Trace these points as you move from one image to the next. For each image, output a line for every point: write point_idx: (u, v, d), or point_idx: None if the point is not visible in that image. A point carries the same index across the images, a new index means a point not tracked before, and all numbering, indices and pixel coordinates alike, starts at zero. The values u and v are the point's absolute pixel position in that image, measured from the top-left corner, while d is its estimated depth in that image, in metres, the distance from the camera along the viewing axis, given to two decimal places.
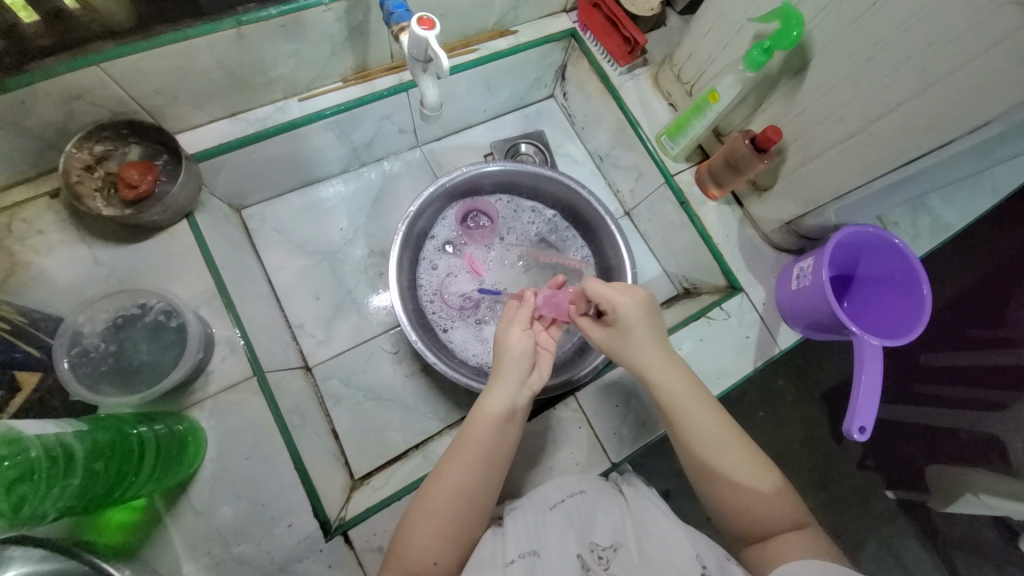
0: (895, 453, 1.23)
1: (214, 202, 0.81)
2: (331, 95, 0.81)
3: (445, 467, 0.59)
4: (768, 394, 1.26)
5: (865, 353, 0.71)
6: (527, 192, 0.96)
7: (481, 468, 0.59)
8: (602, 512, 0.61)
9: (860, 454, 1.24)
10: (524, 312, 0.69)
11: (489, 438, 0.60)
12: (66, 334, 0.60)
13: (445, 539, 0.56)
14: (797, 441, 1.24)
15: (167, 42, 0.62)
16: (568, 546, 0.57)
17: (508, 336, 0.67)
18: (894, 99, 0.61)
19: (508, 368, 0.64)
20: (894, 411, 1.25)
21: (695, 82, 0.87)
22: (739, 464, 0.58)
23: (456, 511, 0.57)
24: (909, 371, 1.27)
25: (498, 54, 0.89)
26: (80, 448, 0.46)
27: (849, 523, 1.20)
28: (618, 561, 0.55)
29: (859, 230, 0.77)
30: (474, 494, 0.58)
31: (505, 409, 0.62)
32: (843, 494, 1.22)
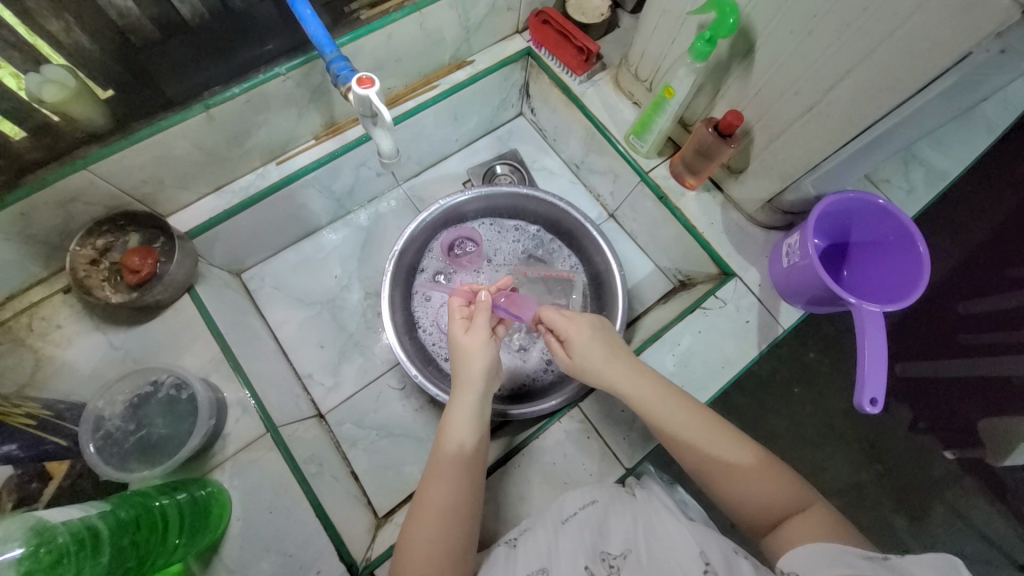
0: (940, 414, 1.17)
1: (214, 272, 0.86)
2: (306, 153, 0.86)
3: (427, 488, 0.63)
4: (793, 372, 1.23)
5: (865, 321, 0.69)
6: (508, 212, 0.98)
7: (458, 480, 0.63)
8: (613, 522, 0.63)
9: (911, 419, 1.18)
10: (483, 317, 0.71)
11: (460, 448, 0.65)
12: (89, 419, 0.64)
13: (441, 559, 0.58)
14: (829, 416, 1.20)
15: (144, 136, 0.67)
16: (579, 557, 0.59)
17: (467, 350, 0.70)
18: (844, 66, 0.60)
19: (465, 380, 0.69)
20: (931, 371, 1.19)
21: (653, 78, 0.88)
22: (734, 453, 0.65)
23: (446, 526, 0.60)
24: (942, 324, 1.22)
25: (459, 86, 0.92)
26: (105, 526, 0.49)
27: (901, 495, 1.15)
28: (628, 568, 0.57)
29: (841, 198, 0.76)
30: (458, 507, 0.61)
31: (469, 420, 0.68)
32: (892, 465, 1.16)
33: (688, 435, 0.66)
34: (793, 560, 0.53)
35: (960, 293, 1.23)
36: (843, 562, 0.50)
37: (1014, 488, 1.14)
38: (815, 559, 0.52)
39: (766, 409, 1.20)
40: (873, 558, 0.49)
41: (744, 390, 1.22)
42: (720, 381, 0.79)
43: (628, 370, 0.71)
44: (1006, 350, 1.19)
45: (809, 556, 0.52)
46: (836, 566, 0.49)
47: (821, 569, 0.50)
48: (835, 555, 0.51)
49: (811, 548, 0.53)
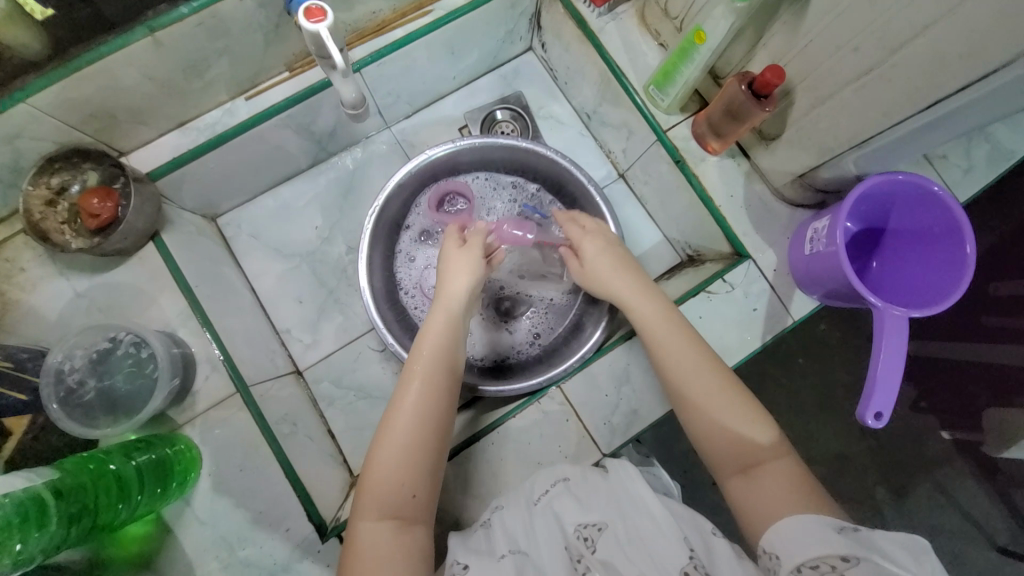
0: (945, 406, 1.12)
1: (186, 216, 0.80)
2: (278, 88, 0.76)
3: (403, 395, 0.61)
4: (803, 353, 1.16)
5: (885, 327, 0.61)
6: (506, 166, 0.88)
7: (435, 395, 0.61)
8: (588, 494, 0.62)
9: (912, 407, 1.13)
10: (478, 240, 0.71)
11: (441, 359, 0.63)
12: (49, 372, 0.62)
13: (413, 470, 0.58)
14: (830, 386, 1.15)
15: (84, 64, 0.59)
16: (556, 539, 0.58)
17: (450, 269, 0.69)
18: (920, 21, 0.48)
19: (446, 294, 0.67)
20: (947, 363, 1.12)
21: (684, 17, 0.73)
22: (725, 393, 0.61)
23: (419, 435, 0.59)
24: (967, 309, 1.12)
25: (457, 12, 0.79)
26: (52, 495, 0.49)
27: (890, 480, 1.12)
28: (603, 541, 0.56)
29: (887, 181, 0.65)
30: (432, 422, 0.60)
31: (450, 335, 0.65)
32: (886, 451, 1.13)
33: (684, 368, 0.63)
34: (777, 540, 0.51)
35: (998, 283, 1.12)
36: (819, 539, 0.48)
37: (1006, 473, 1.11)
38: (795, 538, 0.50)
39: (765, 386, 1.16)
40: (844, 531, 0.48)
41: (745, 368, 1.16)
42: None
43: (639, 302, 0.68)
44: None
45: (790, 535, 0.50)
46: (817, 546, 0.47)
47: (800, 552, 0.48)
48: (811, 529, 0.49)
49: (795, 525, 0.51)
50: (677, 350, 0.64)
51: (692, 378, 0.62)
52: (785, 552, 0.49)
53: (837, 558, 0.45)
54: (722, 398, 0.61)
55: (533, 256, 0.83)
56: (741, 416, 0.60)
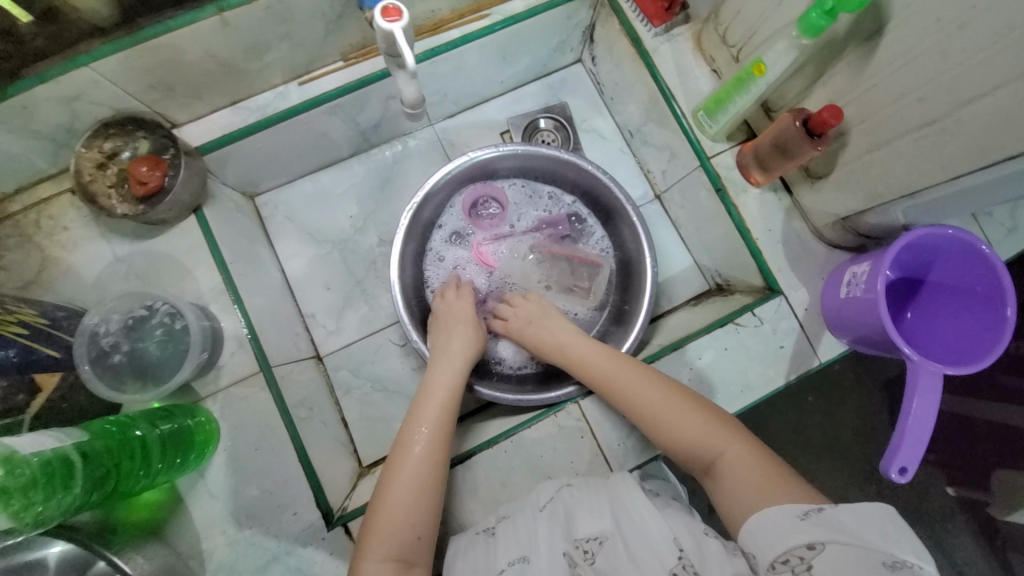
0: (959, 463, 1.10)
1: (226, 192, 0.81)
2: (331, 76, 0.76)
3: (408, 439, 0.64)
4: (819, 393, 1.15)
5: (918, 383, 0.60)
6: (545, 176, 0.89)
7: (437, 430, 0.64)
8: (588, 503, 0.61)
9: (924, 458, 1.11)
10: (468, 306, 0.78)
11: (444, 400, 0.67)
12: (84, 334, 0.63)
13: (422, 511, 0.59)
14: (839, 428, 1.13)
15: (150, 36, 0.61)
16: (555, 545, 0.59)
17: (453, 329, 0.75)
18: (994, 79, 0.47)
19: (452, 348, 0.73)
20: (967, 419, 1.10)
21: (742, 46, 0.73)
22: (671, 407, 0.64)
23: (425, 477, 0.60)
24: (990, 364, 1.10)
25: (514, 19, 0.79)
26: (78, 457, 0.50)
27: None
28: (603, 554, 0.56)
29: (936, 233, 0.64)
30: (434, 455, 0.62)
31: (448, 382, 0.69)
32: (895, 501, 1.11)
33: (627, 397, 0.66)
34: (749, 537, 0.51)
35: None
36: (787, 530, 0.49)
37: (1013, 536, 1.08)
38: (763, 533, 0.50)
39: (777, 421, 1.14)
40: (807, 515, 0.49)
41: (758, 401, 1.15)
42: (736, 405, 0.73)
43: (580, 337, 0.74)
44: None
45: (759, 530, 0.51)
46: (784, 540, 0.48)
47: (769, 547, 0.48)
48: (776, 519, 0.50)
49: (763, 515, 0.51)
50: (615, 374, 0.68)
51: (633, 398, 0.66)
52: (758, 550, 0.50)
53: (806, 549, 0.46)
54: (666, 404, 0.64)
55: (561, 266, 0.87)
56: (689, 414, 0.62)
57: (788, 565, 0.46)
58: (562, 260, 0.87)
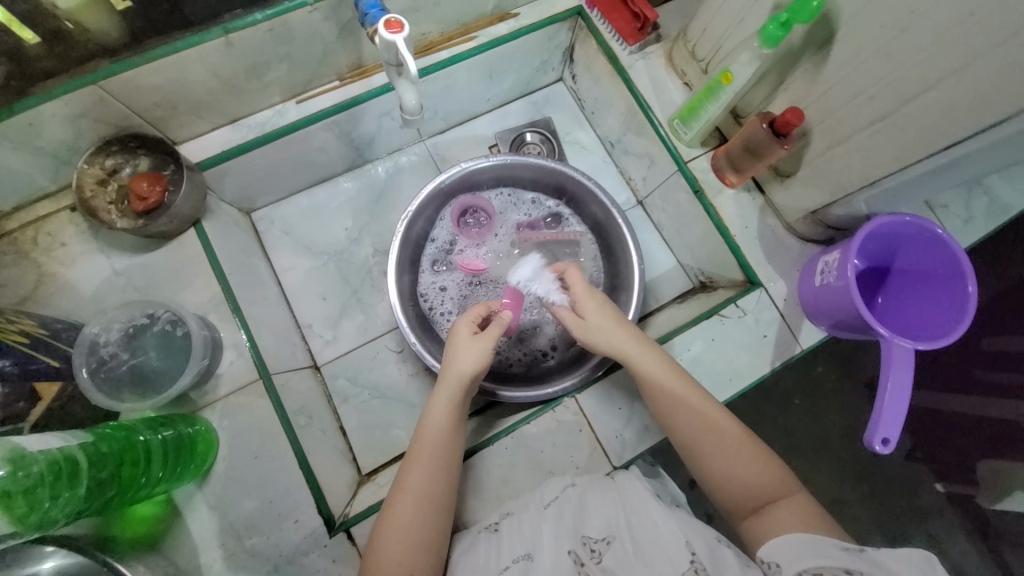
0: (944, 450, 1.13)
1: (224, 208, 0.83)
2: (327, 95, 0.81)
3: (406, 476, 0.63)
4: (806, 387, 1.18)
5: (893, 360, 0.64)
6: (529, 184, 0.93)
7: (438, 473, 0.63)
8: (595, 503, 0.63)
9: (908, 446, 1.15)
10: (495, 329, 0.70)
11: (441, 437, 0.65)
12: (84, 343, 0.64)
13: (415, 550, 0.59)
14: (827, 426, 1.16)
15: (159, 55, 0.64)
16: (561, 543, 0.59)
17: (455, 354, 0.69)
18: (932, 76, 0.53)
19: (445, 381, 0.68)
20: (947, 408, 1.14)
21: (710, 60, 0.80)
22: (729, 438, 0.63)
23: (418, 516, 0.61)
24: (965, 359, 1.15)
25: (498, 41, 0.85)
26: (83, 457, 0.50)
27: (891, 522, 1.12)
28: (610, 554, 0.57)
29: (895, 220, 0.69)
30: (432, 500, 0.62)
31: (450, 418, 0.67)
32: (886, 491, 1.13)
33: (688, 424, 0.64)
34: (775, 550, 0.53)
35: (997, 332, 1.15)
36: (822, 553, 0.50)
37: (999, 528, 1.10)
38: (796, 550, 0.52)
39: (768, 418, 1.17)
40: (849, 549, 0.50)
41: (747, 396, 1.18)
42: (725, 393, 0.76)
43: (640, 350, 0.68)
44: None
45: (792, 546, 0.52)
46: (818, 559, 0.50)
47: (803, 560, 0.50)
48: (812, 545, 0.51)
49: (796, 538, 0.53)
50: (669, 399, 0.65)
51: (685, 425, 0.64)
52: (785, 561, 0.51)
53: (842, 572, 0.48)
54: (723, 439, 0.63)
55: (546, 252, 0.91)
56: (748, 453, 0.62)
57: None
58: (544, 245, 0.91)
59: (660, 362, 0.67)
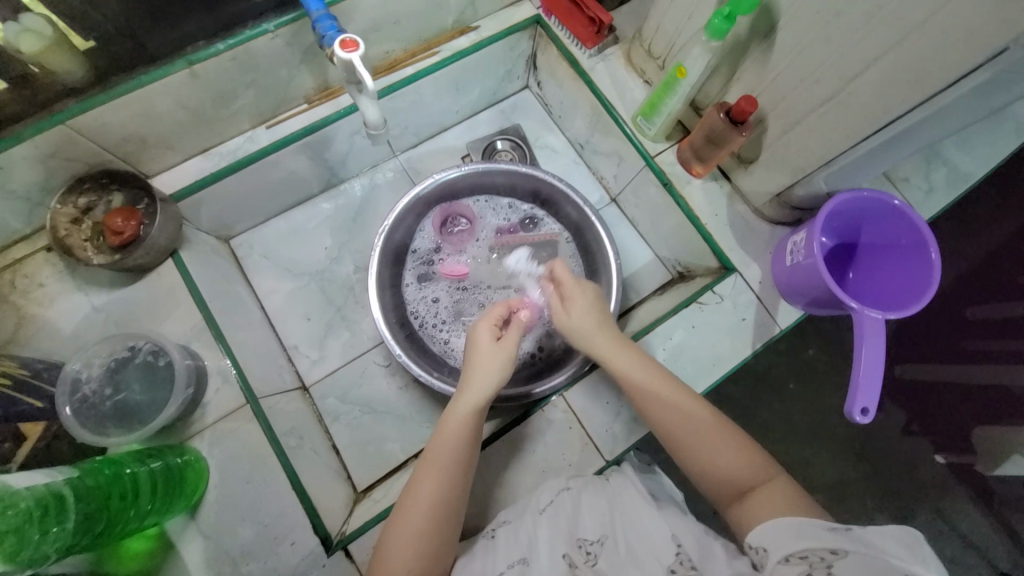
0: (940, 419, 1.13)
1: (201, 236, 0.84)
2: (295, 118, 0.82)
3: (418, 482, 0.62)
4: (799, 367, 1.18)
5: (865, 331, 0.66)
6: (503, 190, 0.94)
7: (455, 479, 0.62)
8: (587, 505, 0.64)
9: (904, 420, 1.14)
10: (515, 331, 0.72)
11: (461, 444, 0.64)
12: (66, 381, 0.64)
13: (422, 557, 0.59)
14: (824, 409, 1.16)
15: (125, 91, 0.65)
16: (556, 547, 0.60)
17: (477, 350, 0.70)
18: (870, 55, 0.56)
19: (470, 383, 0.68)
20: (936, 377, 1.14)
21: (666, 57, 0.82)
22: (707, 428, 0.64)
23: (430, 523, 0.60)
24: (949, 330, 1.16)
25: (460, 54, 0.87)
26: (70, 492, 0.51)
27: (895, 494, 1.11)
28: (604, 556, 0.57)
29: (854, 197, 0.72)
30: (445, 507, 0.61)
31: (471, 422, 0.66)
32: (887, 465, 1.13)
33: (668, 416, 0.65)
34: (764, 533, 0.52)
35: (976, 297, 1.17)
36: (810, 535, 0.49)
37: (1002, 495, 1.10)
38: (784, 534, 0.51)
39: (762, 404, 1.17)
40: (836, 529, 0.48)
41: (739, 380, 1.18)
42: (709, 378, 0.78)
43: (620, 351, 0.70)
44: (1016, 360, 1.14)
45: (779, 529, 0.52)
46: (805, 541, 0.49)
47: (790, 543, 0.49)
48: (801, 527, 0.50)
49: (783, 521, 0.52)
50: (648, 393, 0.67)
51: (664, 417, 0.66)
52: (772, 545, 0.51)
53: (827, 551, 0.46)
54: (701, 428, 0.64)
55: (525, 255, 0.92)
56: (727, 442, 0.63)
57: (804, 560, 0.47)
58: (522, 248, 0.92)
59: (634, 359, 0.69)
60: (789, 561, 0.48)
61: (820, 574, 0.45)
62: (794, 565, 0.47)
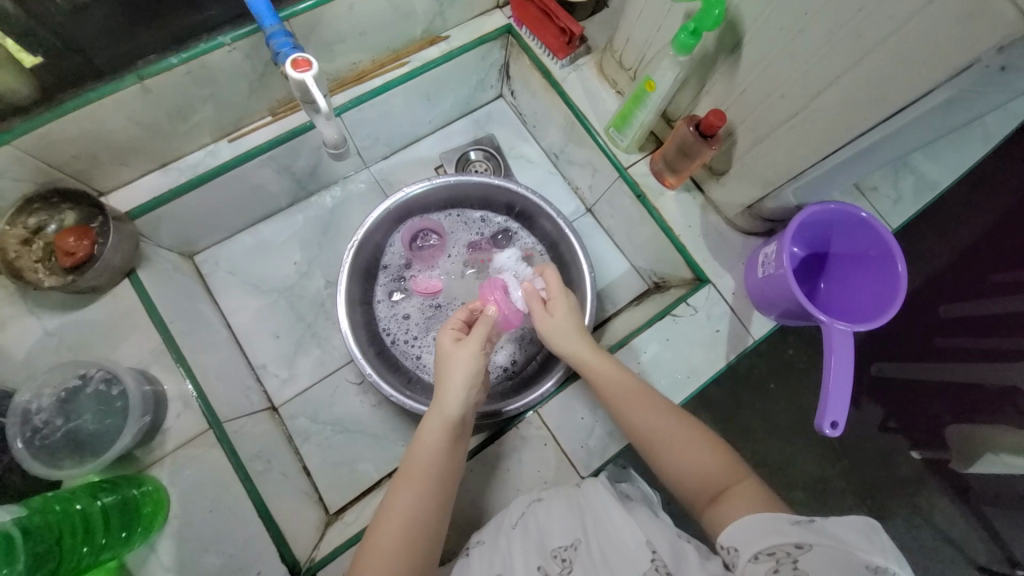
0: (918, 417, 1.14)
1: (163, 254, 0.81)
2: (259, 132, 0.79)
3: (394, 498, 0.60)
4: (781, 368, 1.16)
5: (834, 343, 0.66)
6: (477, 202, 0.93)
7: (431, 494, 0.60)
8: (557, 513, 0.62)
9: (882, 416, 1.15)
10: (479, 329, 0.68)
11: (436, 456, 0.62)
12: (17, 413, 0.61)
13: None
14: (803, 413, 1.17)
15: (70, 108, 0.62)
16: (531, 559, 0.58)
17: (448, 356, 0.67)
18: (832, 72, 0.56)
19: (443, 392, 0.66)
20: (912, 376, 1.15)
21: (637, 68, 0.82)
22: (677, 432, 0.64)
23: (408, 541, 0.57)
24: (924, 329, 1.17)
25: (430, 64, 0.86)
26: (18, 532, 0.48)
27: (876, 493, 1.12)
28: (579, 561, 0.56)
29: (822, 209, 0.72)
30: (423, 523, 0.59)
31: (447, 433, 0.64)
32: (866, 462, 1.13)
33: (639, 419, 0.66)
34: (734, 532, 0.53)
35: (949, 297, 1.18)
36: (775, 531, 0.50)
37: (982, 492, 1.11)
38: (752, 532, 0.51)
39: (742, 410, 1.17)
40: (800, 522, 0.49)
41: (723, 380, 1.15)
42: (684, 392, 0.77)
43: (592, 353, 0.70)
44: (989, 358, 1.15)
45: (748, 528, 0.52)
46: (771, 538, 0.50)
47: (757, 541, 0.50)
48: (767, 524, 0.51)
49: (750, 519, 0.53)
50: (620, 394, 0.67)
51: (634, 419, 0.66)
52: (742, 544, 0.51)
53: (793, 547, 0.47)
54: (668, 433, 0.64)
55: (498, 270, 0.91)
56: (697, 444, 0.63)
57: (771, 556, 0.48)
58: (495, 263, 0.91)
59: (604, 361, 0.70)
60: (757, 559, 0.49)
61: (786, 569, 0.46)
62: (762, 563, 0.48)
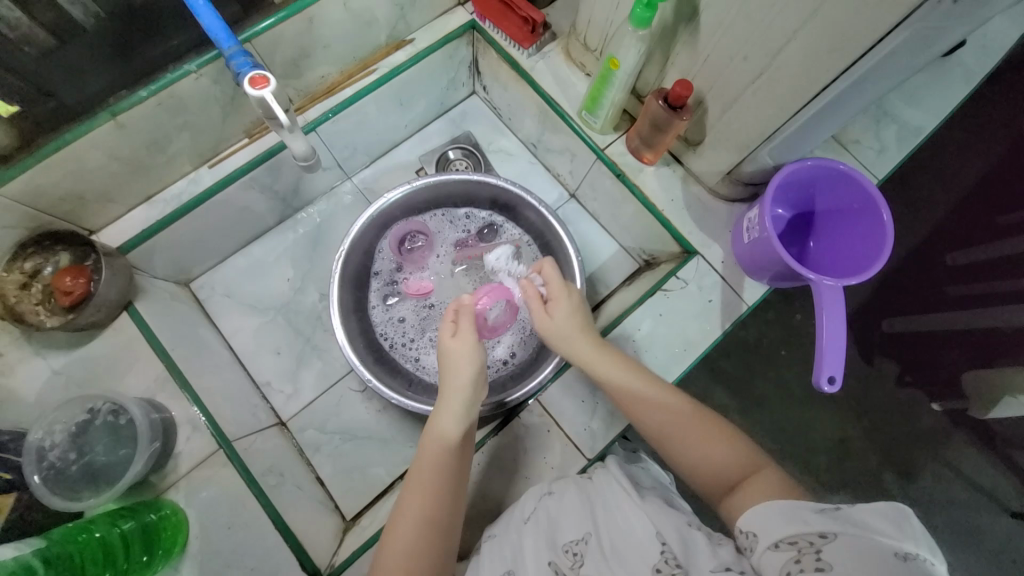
0: (932, 367, 1.13)
1: (158, 284, 0.83)
2: (237, 155, 0.80)
3: (407, 495, 0.61)
4: (788, 333, 1.15)
5: (824, 300, 0.66)
6: (459, 200, 0.94)
7: (441, 488, 0.61)
8: (569, 507, 0.62)
9: (896, 371, 1.13)
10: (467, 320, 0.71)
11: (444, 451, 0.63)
12: (31, 452, 0.62)
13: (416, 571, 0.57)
14: None
15: (50, 151, 0.63)
16: (542, 555, 0.58)
17: (448, 345, 0.69)
18: (790, 27, 0.56)
19: (452, 381, 0.67)
20: (922, 327, 1.13)
21: (602, 48, 0.82)
22: (699, 430, 0.64)
23: (422, 536, 0.58)
24: (930, 278, 1.15)
25: (398, 68, 0.86)
26: (38, 563, 0.50)
27: (896, 447, 1.11)
28: (590, 555, 0.56)
29: (800, 167, 0.72)
30: (436, 517, 0.60)
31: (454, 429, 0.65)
32: (885, 418, 1.12)
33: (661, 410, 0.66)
34: (753, 520, 0.52)
35: (951, 244, 1.16)
36: (798, 519, 0.48)
37: (1003, 436, 1.10)
38: (772, 519, 0.50)
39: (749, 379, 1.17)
40: (825, 510, 0.48)
41: (731, 353, 1.15)
42: (683, 364, 0.77)
43: (598, 348, 0.70)
44: (997, 301, 1.13)
45: (767, 515, 0.51)
46: (793, 526, 0.48)
47: (778, 528, 0.49)
48: (789, 511, 0.50)
49: (769, 508, 0.51)
50: (643, 394, 0.67)
51: (648, 416, 0.66)
52: (761, 531, 0.50)
53: (816, 536, 0.46)
54: (685, 428, 0.64)
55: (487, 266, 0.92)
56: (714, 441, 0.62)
57: (793, 546, 0.46)
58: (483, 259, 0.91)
59: (612, 359, 0.69)
60: (778, 547, 0.47)
61: (809, 560, 0.44)
62: (783, 551, 0.47)
